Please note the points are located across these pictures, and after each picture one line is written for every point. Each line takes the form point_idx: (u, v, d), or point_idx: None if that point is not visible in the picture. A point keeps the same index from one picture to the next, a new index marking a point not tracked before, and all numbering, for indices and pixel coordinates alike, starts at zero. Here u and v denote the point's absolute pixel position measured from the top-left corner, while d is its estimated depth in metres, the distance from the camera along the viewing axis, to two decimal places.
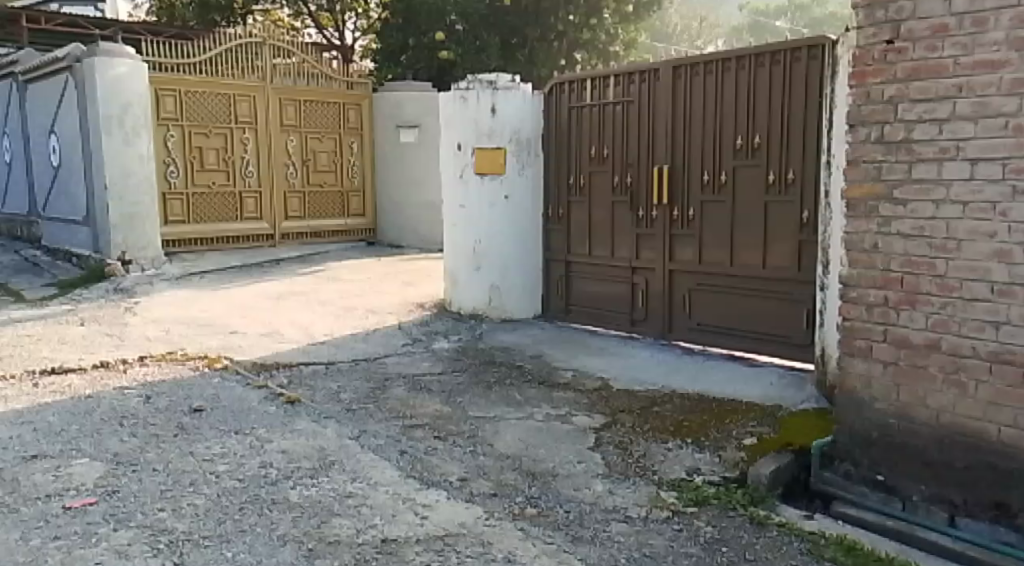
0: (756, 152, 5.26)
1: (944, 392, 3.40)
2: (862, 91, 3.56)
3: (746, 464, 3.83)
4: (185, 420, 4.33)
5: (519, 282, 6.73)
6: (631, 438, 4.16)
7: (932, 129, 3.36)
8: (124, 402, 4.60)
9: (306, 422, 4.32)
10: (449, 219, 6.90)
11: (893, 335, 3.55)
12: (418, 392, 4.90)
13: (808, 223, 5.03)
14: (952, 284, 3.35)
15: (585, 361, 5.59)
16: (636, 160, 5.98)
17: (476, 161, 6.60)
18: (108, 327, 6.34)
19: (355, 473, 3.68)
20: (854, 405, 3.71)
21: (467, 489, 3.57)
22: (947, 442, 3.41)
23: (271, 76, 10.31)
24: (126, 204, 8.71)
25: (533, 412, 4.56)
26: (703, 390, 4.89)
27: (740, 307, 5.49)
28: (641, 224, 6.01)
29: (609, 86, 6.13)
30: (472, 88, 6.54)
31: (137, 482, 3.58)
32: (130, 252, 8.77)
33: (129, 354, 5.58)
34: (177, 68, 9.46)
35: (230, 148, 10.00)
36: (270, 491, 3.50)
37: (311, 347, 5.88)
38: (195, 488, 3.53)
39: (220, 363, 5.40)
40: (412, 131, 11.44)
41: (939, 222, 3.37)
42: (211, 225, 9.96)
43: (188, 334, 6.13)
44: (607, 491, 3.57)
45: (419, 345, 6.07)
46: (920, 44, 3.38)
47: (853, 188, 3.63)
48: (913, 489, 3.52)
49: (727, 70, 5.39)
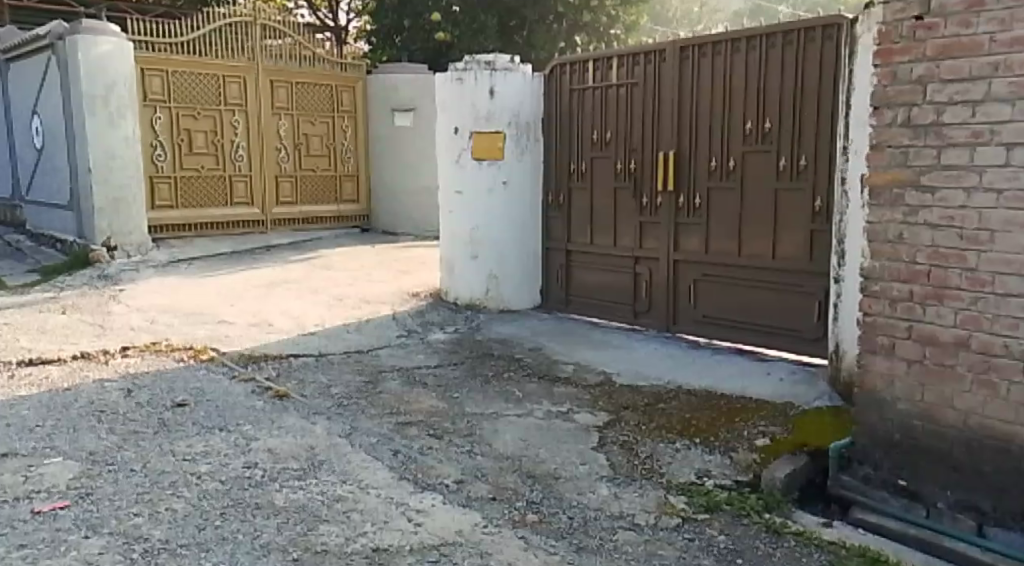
0: (766, 137, 5.03)
1: (973, 393, 3.19)
2: (888, 71, 3.34)
3: (760, 467, 3.61)
4: (168, 416, 4.09)
5: (517, 272, 6.50)
6: (636, 437, 3.95)
7: (965, 112, 3.14)
8: (104, 396, 4.37)
9: (295, 419, 4.09)
10: (446, 206, 6.65)
11: (919, 331, 3.34)
12: (413, 386, 4.68)
13: (822, 212, 4.80)
14: (984, 278, 3.14)
15: (587, 355, 5.36)
16: (641, 145, 5.74)
17: (473, 145, 6.35)
18: (91, 317, 6.10)
19: (345, 475, 3.46)
20: (875, 406, 3.49)
21: (465, 492, 3.35)
22: (976, 446, 3.21)
23: (262, 57, 10.03)
24: (112, 188, 8.46)
25: (533, 408, 4.34)
26: (709, 387, 4.68)
27: (749, 300, 5.27)
28: (646, 212, 5.78)
29: (613, 68, 5.89)
30: (469, 69, 6.28)
31: (112, 484, 3.34)
32: (115, 238, 8.51)
33: (111, 344, 5.34)
34: (165, 48, 9.19)
35: (219, 131, 9.74)
36: (254, 494, 3.28)
37: (301, 338, 5.64)
38: (174, 490, 3.30)
39: (207, 354, 5.17)
40: (407, 114, 11.19)
41: (971, 211, 3.15)
42: (199, 210, 9.70)
43: (174, 324, 5.90)
44: (613, 496, 3.36)
45: (413, 336, 5.85)
46: (953, 20, 3.15)
47: (876, 174, 3.41)
48: (938, 495, 3.31)
49: (737, 51, 5.15)
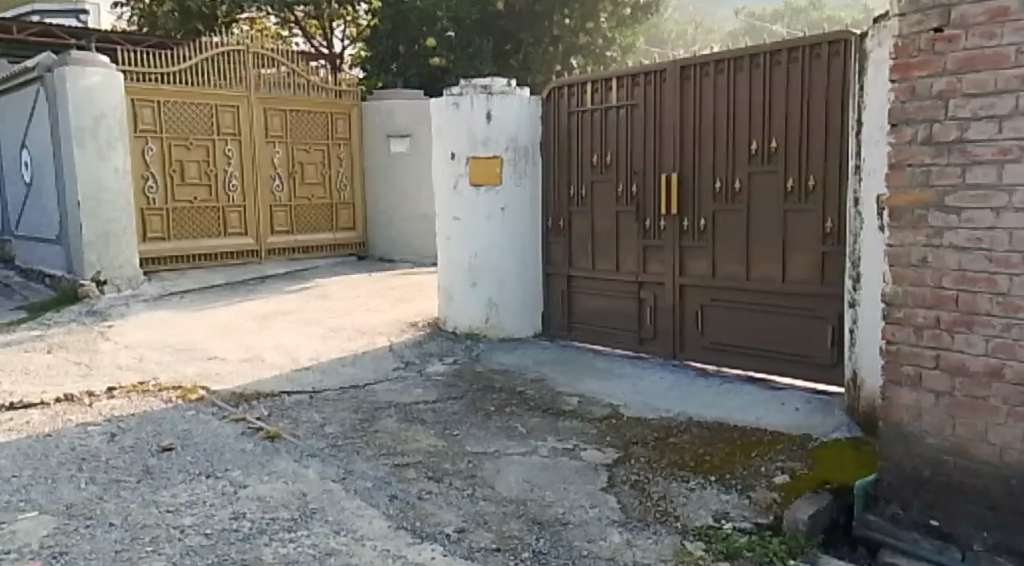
0: (773, 156, 4.86)
1: (1009, 426, 2.99)
2: (906, 86, 3.16)
3: (781, 507, 3.39)
4: (152, 462, 3.86)
5: (518, 298, 6.30)
6: (647, 476, 3.73)
7: (990, 128, 2.96)
8: (86, 442, 4.15)
9: (286, 462, 3.87)
10: (443, 233, 6.46)
11: (946, 360, 3.14)
12: (411, 424, 4.47)
13: (833, 233, 4.61)
14: (1017, 303, 2.94)
15: (593, 385, 5.15)
16: (642, 167, 5.57)
17: (470, 170, 6.18)
18: (77, 355, 5.88)
19: (339, 525, 3.23)
20: (902, 441, 3.28)
21: (466, 542, 3.13)
22: (1014, 484, 3.00)
23: (256, 86, 9.90)
24: (100, 221, 8.27)
25: (537, 445, 4.13)
26: (720, 418, 4.47)
27: (758, 325, 5.07)
28: (649, 235, 5.59)
29: (612, 89, 5.72)
30: (465, 93, 6.12)
31: (89, 541, 3.10)
32: (105, 272, 8.31)
33: (96, 385, 5.12)
34: (156, 78, 9.06)
35: (211, 160, 9.58)
36: (241, 549, 3.05)
37: (295, 373, 5.43)
38: (155, 547, 3.06)
39: (196, 393, 4.94)
40: (403, 140, 10.95)
41: (1001, 232, 2.96)
42: (192, 241, 9.52)
43: (163, 362, 5.68)
44: (626, 543, 3.14)
45: (411, 369, 5.64)
46: (975, 31, 2.97)
47: (897, 195, 3.22)
48: (974, 536, 3.10)
49: (741, 69, 4.98)
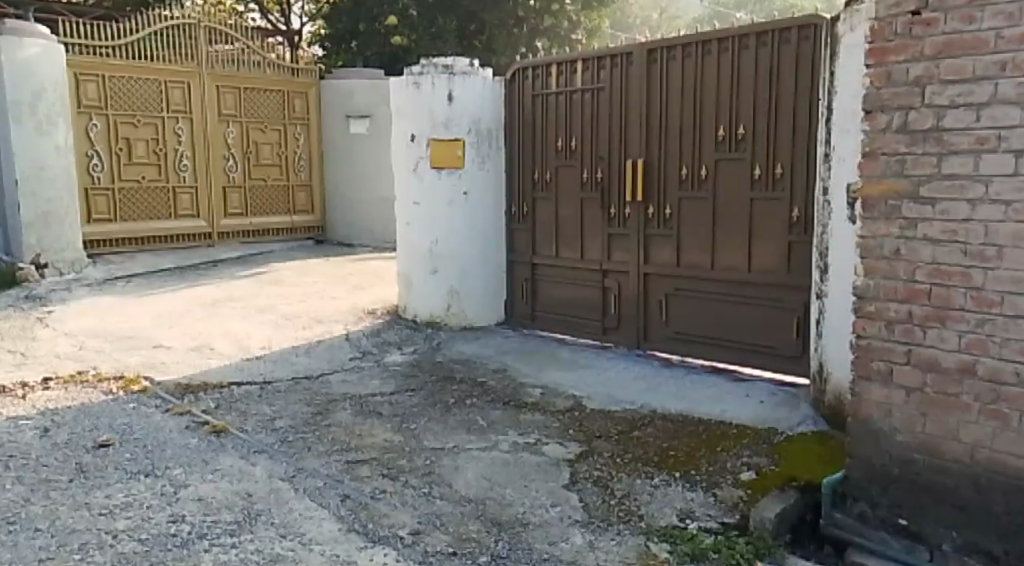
0: (740, 143, 4.74)
1: (980, 424, 2.90)
2: (881, 71, 3.05)
3: (746, 506, 3.30)
4: (86, 460, 3.64)
5: (479, 287, 6.13)
6: (611, 472, 3.61)
7: (968, 116, 2.85)
8: (15, 437, 3.90)
9: (232, 459, 3.68)
10: (402, 218, 6.24)
11: (918, 356, 3.04)
12: (366, 417, 4.29)
13: (799, 222, 4.51)
14: (991, 299, 2.85)
15: (556, 376, 5.01)
16: (607, 152, 5.42)
17: (431, 153, 5.97)
18: (12, 344, 5.59)
19: (286, 529, 3.05)
20: (872, 438, 3.19)
21: (421, 546, 2.98)
22: (984, 482, 2.92)
23: (207, 61, 9.57)
24: (40, 200, 7.92)
25: (498, 440, 3.98)
26: (685, 411, 4.36)
27: (723, 316, 4.97)
28: (613, 222, 5.45)
29: (577, 71, 5.57)
30: (426, 73, 5.91)
31: (10, 549, 2.89)
32: (46, 256, 7.96)
33: (31, 376, 4.85)
34: (101, 51, 8.69)
35: (161, 138, 9.25)
36: (178, 556, 2.86)
37: (247, 363, 5.22)
38: (83, 555, 2.86)
39: (138, 385, 4.70)
40: (363, 121, 10.76)
41: (976, 224, 2.86)
42: (140, 223, 9.19)
43: (104, 351, 5.42)
44: (588, 545, 3.01)
45: (368, 359, 5.45)
46: (954, 15, 2.86)
47: (870, 185, 3.11)
48: (943, 537, 3.02)
49: (709, 53, 4.86)
